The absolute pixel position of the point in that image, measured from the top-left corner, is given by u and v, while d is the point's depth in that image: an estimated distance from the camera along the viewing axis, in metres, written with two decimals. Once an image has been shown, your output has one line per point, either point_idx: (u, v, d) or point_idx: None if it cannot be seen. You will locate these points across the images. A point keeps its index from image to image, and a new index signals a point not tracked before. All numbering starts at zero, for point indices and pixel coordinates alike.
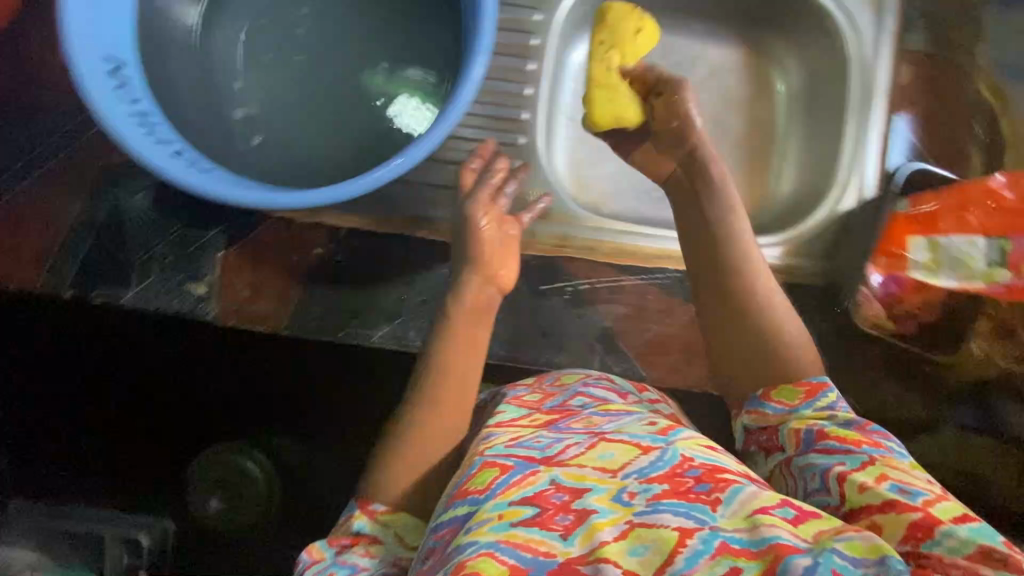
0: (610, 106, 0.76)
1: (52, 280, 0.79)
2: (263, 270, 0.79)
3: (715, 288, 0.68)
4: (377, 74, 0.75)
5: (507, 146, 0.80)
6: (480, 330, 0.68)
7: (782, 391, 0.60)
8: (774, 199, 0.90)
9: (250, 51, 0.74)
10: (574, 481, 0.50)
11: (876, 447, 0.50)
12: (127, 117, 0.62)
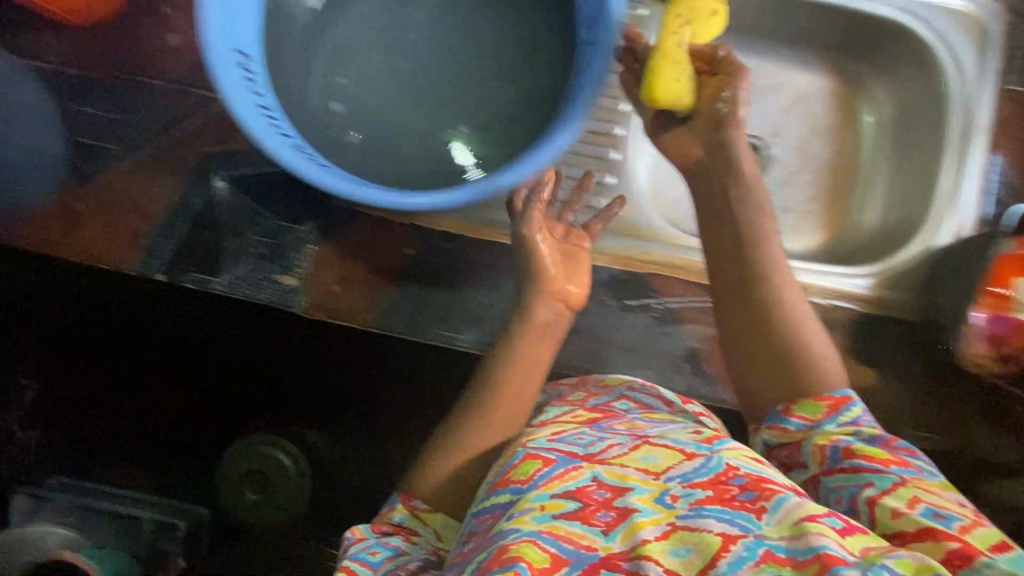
0: (675, 84, 0.67)
1: (142, 262, 0.80)
2: (355, 266, 0.80)
3: (737, 288, 0.64)
4: (485, 71, 0.73)
5: (598, 160, 0.81)
6: (546, 345, 0.69)
7: (804, 405, 0.58)
8: (860, 227, 0.91)
9: (357, 45, 0.74)
10: (616, 479, 0.51)
11: (905, 467, 0.52)
12: (255, 111, 0.63)
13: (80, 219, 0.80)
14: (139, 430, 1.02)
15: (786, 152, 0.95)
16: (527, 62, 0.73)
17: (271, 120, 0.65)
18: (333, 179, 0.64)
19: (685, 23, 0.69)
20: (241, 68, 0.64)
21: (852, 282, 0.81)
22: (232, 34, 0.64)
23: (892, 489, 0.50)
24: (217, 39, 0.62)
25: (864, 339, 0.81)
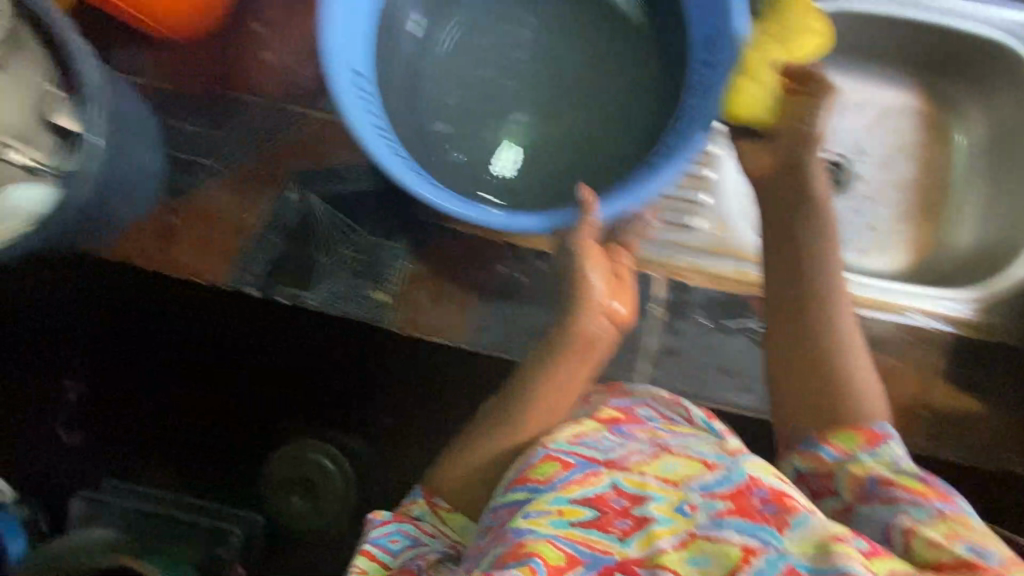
0: (745, 98, 0.71)
1: (237, 277, 0.80)
2: (449, 284, 0.81)
3: (788, 295, 0.64)
4: (586, 95, 0.74)
5: (691, 177, 0.80)
6: (583, 372, 0.63)
7: (841, 435, 0.57)
8: (952, 248, 0.90)
9: (461, 67, 0.75)
10: (635, 487, 0.51)
11: (945, 501, 0.50)
12: (370, 127, 0.63)
13: (176, 232, 0.81)
14: (149, 434, 1.01)
15: (869, 169, 0.94)
16: (628, 84, 0.73)
17: (378, 131, 0.64)
18: (433, 193, 0.63)
19: (773, 47, 0.74)
20: (355, 81, 0.64)
21: (942, 304, 0.80)
22: (348, 47, 0.64)
23: (931, 521, 0.49)
24: (336, 52, 0.62)
25: (959, 360, 0.80)
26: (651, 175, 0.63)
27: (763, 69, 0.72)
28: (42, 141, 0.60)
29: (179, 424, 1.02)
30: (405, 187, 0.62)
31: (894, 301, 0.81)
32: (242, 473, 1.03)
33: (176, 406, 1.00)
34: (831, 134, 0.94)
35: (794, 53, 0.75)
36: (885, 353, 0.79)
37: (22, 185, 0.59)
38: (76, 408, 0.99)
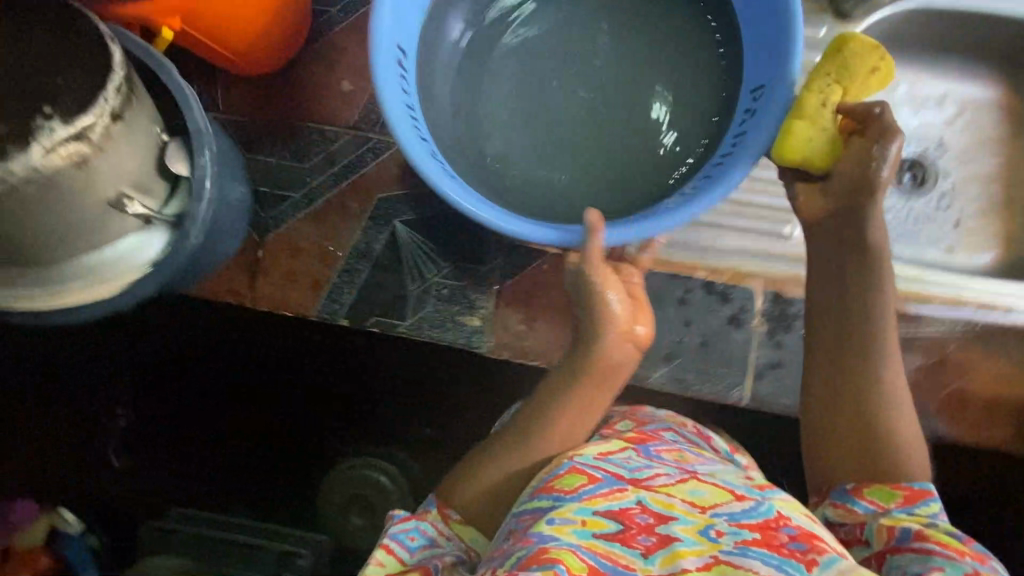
0: (810, 141, 0.58)
1: (327, 308, 0.80)
2: (539, 303, 0.80)
3: (835, 323, 0.58)
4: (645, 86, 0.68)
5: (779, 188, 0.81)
6: (603, 396, 0.58)
7: (876, 490, 0.53)
8: None
9: (509, 57, 0.70)
10: (661, 507, 0.48)
11: (983, 563, 0.45)
12: (401, 109, 0.59)
13: (262, 266, 0.80)
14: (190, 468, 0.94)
15: (951, 165, 0.92)
16: (687, 76, 0.68)
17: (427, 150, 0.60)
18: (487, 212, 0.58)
19: (833, 82, 0.59)
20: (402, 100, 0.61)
21: None
22: (393, 63, 0.61)
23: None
24: (384, 68, 0.59)
25: None
26: (682, 204, 0.58)
27: (824, 108, 0.58)
28: (156, 191, 0.61)
29: (229, 454, 0.94)
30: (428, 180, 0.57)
31: (1005, 301, 0.75)
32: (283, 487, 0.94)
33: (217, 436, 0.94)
34: (910, 132, 0.92)
35: (852, 95, 0.60)
36: (998, 357, 0.75)
37: (136, 235, 0.61)
38: (122, 434, 0.92)
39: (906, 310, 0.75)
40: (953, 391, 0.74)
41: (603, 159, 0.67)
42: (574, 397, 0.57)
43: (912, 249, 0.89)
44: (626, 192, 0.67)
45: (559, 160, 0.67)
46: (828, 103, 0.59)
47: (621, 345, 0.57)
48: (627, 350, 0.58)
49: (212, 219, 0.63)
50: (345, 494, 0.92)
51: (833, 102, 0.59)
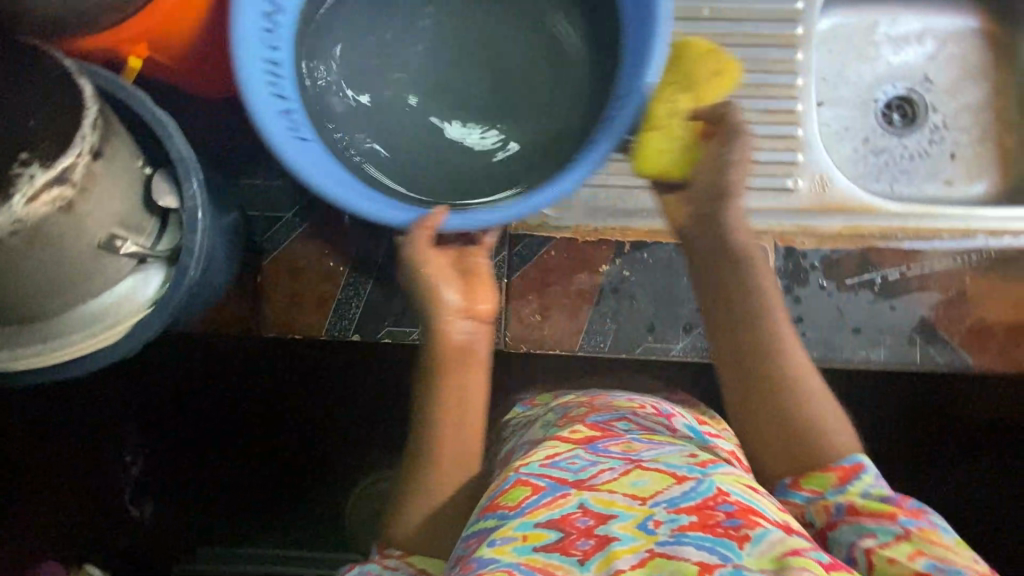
0: (661, 151, 0.63)
1: (336, 325, 0.78)
2: (551, 291, 0.78)
3: (716, 296, 0.58)
4: (542, 53, 0.67)
5: (786, 138, 0.77)
6: (474, 376, 0.58)
7: (812, 478, 0.51)
8: None
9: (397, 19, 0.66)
10: (602, 506, 0.49)
11: (915, 519, 0.46)
12: (259, 64, 0.56)
13: (264, 291, 0.78)
14: (199, 502, 0.90)
15: (941, 98, 0.91)
16: (583, 38, 0.67)
17: (298, 138, 0.57)
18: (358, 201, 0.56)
19: (681, 91, 0.65)
20: (268, 82, 0.57)
21: None
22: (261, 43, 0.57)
23: (894, 543, 0.45)
24: (250, 54, 0.55)
25: None
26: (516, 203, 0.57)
27: (675, 117, 0.63)
28: (147, 229, 0.58)
29: (251, 475, 0.91)
30: (274, 145, 0.55)
31: (1015, 225, 0.74)
32: (305, 513, 0.92)
33: (218, 471, 0.90)
34: (895, 71, 0.92)
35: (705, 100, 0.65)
36: (1016, 282, 0.73)
37: (131, 277, 0.58)
38: (139, 479, 0.89)
39: (917, 247, 0.74)
40: (974, 323, 0.72)
41: (479, 138, 0.66)
42: (446, 394, 0.57)
43: (912, 186, 0.90)
44: (504, 169, 0.66)
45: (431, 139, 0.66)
46: (678, 111, 0.64)
47: (457, 323, 0.58)
48: (473, 329, 0.58)
49: (208, 250, 0.61)
50: (366, 513, 0.89)
51: (684, 109, 0.64)
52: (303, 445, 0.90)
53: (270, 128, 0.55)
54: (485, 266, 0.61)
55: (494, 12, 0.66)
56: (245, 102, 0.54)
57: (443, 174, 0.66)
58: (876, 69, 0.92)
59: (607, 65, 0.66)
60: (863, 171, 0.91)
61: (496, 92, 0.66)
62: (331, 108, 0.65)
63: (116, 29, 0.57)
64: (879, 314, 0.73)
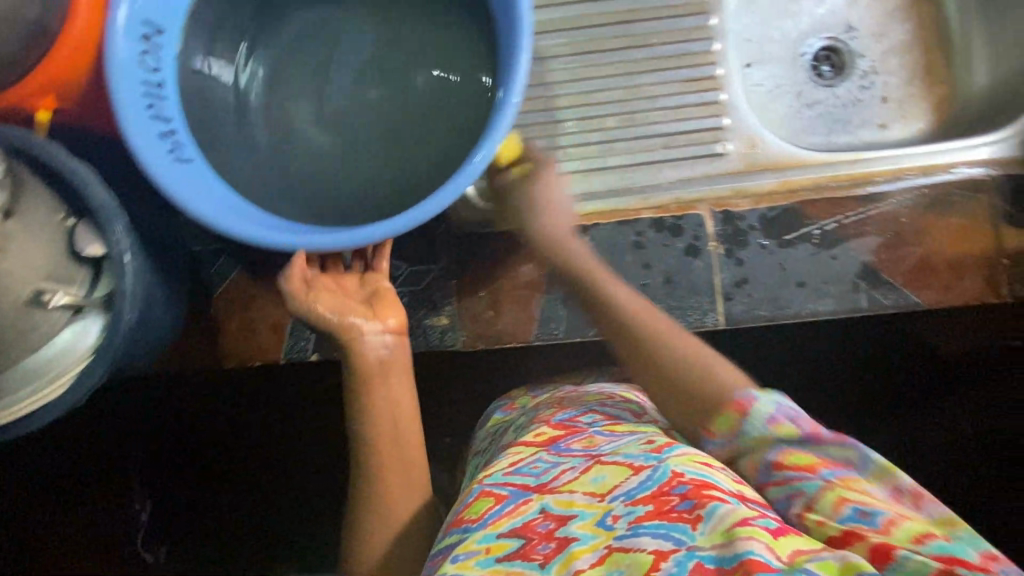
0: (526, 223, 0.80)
1: (294, 348, 0.78)
2: (500, 285, 0.79)
3: (596, 317, 0.66)
4: (426, 68, 0.71)
5: (710, 105, 0.78)
6: (398, 388, 0.65)
7: (718, 422, 0.53)
8: (968, 97, 0.88)
9: (287, 56, 0.73)
10: (562, 507, 0.50)
11: (837, 467, 0.47)
12: (139, 94, 0.60)
13: (219, 324, 0.78)
14: (177, 525, 0.95)
15: (867, 44, 0.92)
16: (463, 44, 0.70)
17: (179, 162, 0.62)
18: (237, 224, 0.61)
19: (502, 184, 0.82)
20: (147, 109, 0.61)
21: (985, 151, 0.76)
22: (139, 70, 0.61)
23: (820, 498, 0.47)
24: (124, 80, 0.59)
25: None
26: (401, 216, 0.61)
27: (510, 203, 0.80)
28: (78, 278, 0.59)
29: (221, 504, 0.95)
30: (151, 173, 0.59)
31: (940, 161, 0.75)
32: (282, 525, 0.95)
33: (191, 496, 0.94)
34: (818, 22, 0.92)
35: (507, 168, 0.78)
36: (950, 215, 0.73)
37: (69, 327, 0.59)
38: (147, 526, 0.94)
39: (851, 194, 0.75)
40: (915, 262, 0.73)
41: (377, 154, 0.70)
42: (371, 401, 0.64)
43: (847, 135, 0.91)
44: (401, 176, 0.69)
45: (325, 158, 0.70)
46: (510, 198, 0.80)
47: (369, 338, 0.65)
48: (387, 342, 0.66)
49: (144, 290, 0.61)
50: None
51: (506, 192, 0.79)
52: (270, 464, 0.94)
53: (148, 156, 0.59)
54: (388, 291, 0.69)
55: (400, 32, 0.72)
56: (121, 130, 0.59)
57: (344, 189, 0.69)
58: (800, 23, 0.92)
59: (487, 63, 0.69)
60: (799, 126, 0.92)
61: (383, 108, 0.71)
62: (234, 130, 0.70)
63: (22, 83, 0.58)
64: (821, 265, 0.74)
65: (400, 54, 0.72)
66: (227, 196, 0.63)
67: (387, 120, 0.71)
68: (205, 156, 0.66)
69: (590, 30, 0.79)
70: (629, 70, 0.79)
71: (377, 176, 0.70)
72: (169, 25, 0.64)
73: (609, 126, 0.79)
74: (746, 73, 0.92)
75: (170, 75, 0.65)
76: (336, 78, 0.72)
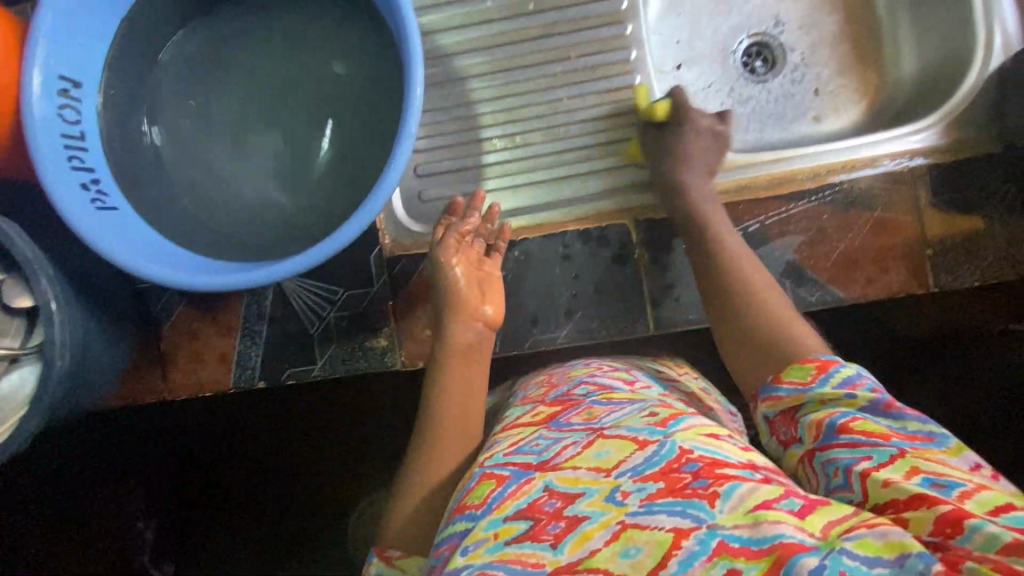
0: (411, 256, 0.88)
1: (243, 376, 0.81)
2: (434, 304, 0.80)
3: (704, 271, 0.67)
4: (347, 108, 0.75)
5: (629, 114, 0.79)
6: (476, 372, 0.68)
7: (793, 370, 0.53)
8: (900, 84, 0.87)
9: (211, 98, 0.76)
10: (568, 485, 0.48)
11: (909, 439, 0.47)
12: (59, 146, 0.62)
13: (170, 358, 0.81)
14: (166, 542, 0.94)
15: (796, 38, 0.91)
16: (376, 80, 0.75)
17: (104, 211, 0.64)
18: (164, 269, 0.62)
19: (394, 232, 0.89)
20: (68, 160, 0.63)
21: (911, 141, 0.75)
22: (59, 123, 0.63)
23: (889, 463, 0.45)
24: (43, 136, 0.61)
25: (946, 188, 0.73)
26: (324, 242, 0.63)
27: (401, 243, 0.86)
28: (11, 330, 0.62)
29: (210, 528, 0.95)
30: (69, 222, 0.60)
31: (861, 155, 0.75)
32: (269, 536, 0.94)
33: (179, 511, 0.94)
34: (747, 17, 0.92)
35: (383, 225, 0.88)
36: (871, 209, 0.73)
37: (7, 377, 0.62)
38: (153, 544, 0.94)
39: (772, 195, 0.75)
40: (840, 257, 0.73)
41: (308, 189, 0.75)
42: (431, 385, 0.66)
43: (781, 130, 0.90)
44: (331, 212, 0.74)
45: (256, 195, 0.75)
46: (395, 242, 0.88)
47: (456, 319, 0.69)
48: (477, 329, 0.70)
49: (76, 341, 0.64)
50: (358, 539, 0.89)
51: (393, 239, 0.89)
52: (251, 474, 0.93)
53: (68, 206, 0.60)
54: (498, 284, 0.73)
55: (318, 72, 0.76)
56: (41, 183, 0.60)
57: (276, 224, 0.74)
58: (729, 20, 0.92)
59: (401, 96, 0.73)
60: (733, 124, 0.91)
61: (309, 146, 0.76)
62: (159, 180, 0.73)
63: None
64: None
65: (321, 95, 0.76)
66: (150, 241, 0.66)
67: (313, 158, 0.76)
68: (129, 200, 0.68)
69: (507, 47, 0.79)
70: (547, 84, 0.79)
71: (306, 211, 0.75)
72: (86, 77, 0.67)
73: (532, 141, 0.80)
74: (677, 74, 0.92)
75: (93, 126, 0.67)
76: (264, 122, 0.76)
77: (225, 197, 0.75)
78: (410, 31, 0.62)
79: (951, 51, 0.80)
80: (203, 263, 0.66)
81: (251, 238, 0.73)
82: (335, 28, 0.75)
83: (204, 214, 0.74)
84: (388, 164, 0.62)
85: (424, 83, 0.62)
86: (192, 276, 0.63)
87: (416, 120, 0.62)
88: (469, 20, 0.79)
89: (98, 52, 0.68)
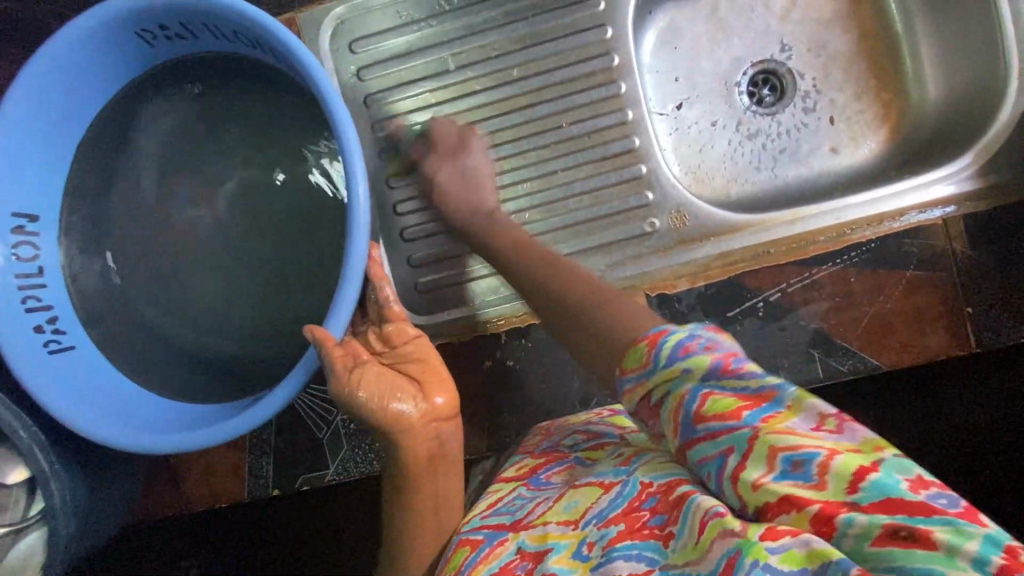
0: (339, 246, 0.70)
1: (256, 489, 0.77)
2: None
3: (575, 318, 0.55)
4: (330, 209, 0.72)
5: (632, 180, 0.74)
6: (455, 463, 0.56)
7: (631, 357, 0.45)
8: (925, 106, 0.79)
9: (177, 208, 0.71)
10: (536, 543, 0.46)
11: (760, 406, 0.39)
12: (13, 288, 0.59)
13: (181, 476, 0.77)
14: None
15: (805, 62, 0.82)
16: None
17: (58, 355, 0.60)
18: (95, 423, 0.57)
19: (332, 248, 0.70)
20: (22, 302, 0.60)
21: (943, 188, 0.69)
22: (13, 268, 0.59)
23: (749, 452, 0.38)
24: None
25: (985, 238, 0.67)
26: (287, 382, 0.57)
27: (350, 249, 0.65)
28: (11, 502, 0.60)
29: None
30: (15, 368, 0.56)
31: (886, 208, 0.69)
32: None
33: None
34: (751, 44, 0.83)
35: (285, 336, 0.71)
36: (902, 268, 0.68)
37: (17, 547, 0.59)
38: None
39: (793, 259, 0.70)
40: (869, 321, 0.68)
41: (298, 298, 0.72)
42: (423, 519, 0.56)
43: (796, 165, 0.81)
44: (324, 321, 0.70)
45: (247, 311, 0.72)
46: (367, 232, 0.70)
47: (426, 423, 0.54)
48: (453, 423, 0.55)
49: (76, 501, 0.61)
50: None
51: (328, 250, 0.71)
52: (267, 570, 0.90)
53: (15, 352, 0.57)
54: (433, 356, 0.58)
55: (294, 172, 0.72)
56: None
57: (269, 341, 0.71)
58: (732, 49, 0.83)
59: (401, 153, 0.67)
60: (743, 164, 0.82)
61: (295, 250, 0.72)
62: (139, 309, 0.70)
63: None
64: (768, 339, 0.69)
65: (301, 198, 0.72)
66: (106, 382, 0.62)
67: (298, 263, 0.72)
68: (91, 334, 0.65)
69: (491, 121, 0.74)
70: (537, 157, 0.74)
71: (298, 322, 0.71)
72: (45, 207, 0.63)
73: (528, 219, 0.74)
74: (678, 114, 0.83)
75: (52, 257, 0.64)
76: (241, 226, 0.73)
77: (213, 313, 0.72)
78: (349, 145, 0.55)
79: (980, 77, 0.73)
80: (144, 402, 0.63)
81: (251, 359, 0.70)
82: (308, 127, 0.70)
83: (194, 336, 0.71)
84: (329, 317, 0.55)
85: (367, 210, 0.55)
86: (119, 431, 0.57)
87: (362, 249, 0.55)
88: (447, 94, 0.74)
89: (53, 182, 0.63)
